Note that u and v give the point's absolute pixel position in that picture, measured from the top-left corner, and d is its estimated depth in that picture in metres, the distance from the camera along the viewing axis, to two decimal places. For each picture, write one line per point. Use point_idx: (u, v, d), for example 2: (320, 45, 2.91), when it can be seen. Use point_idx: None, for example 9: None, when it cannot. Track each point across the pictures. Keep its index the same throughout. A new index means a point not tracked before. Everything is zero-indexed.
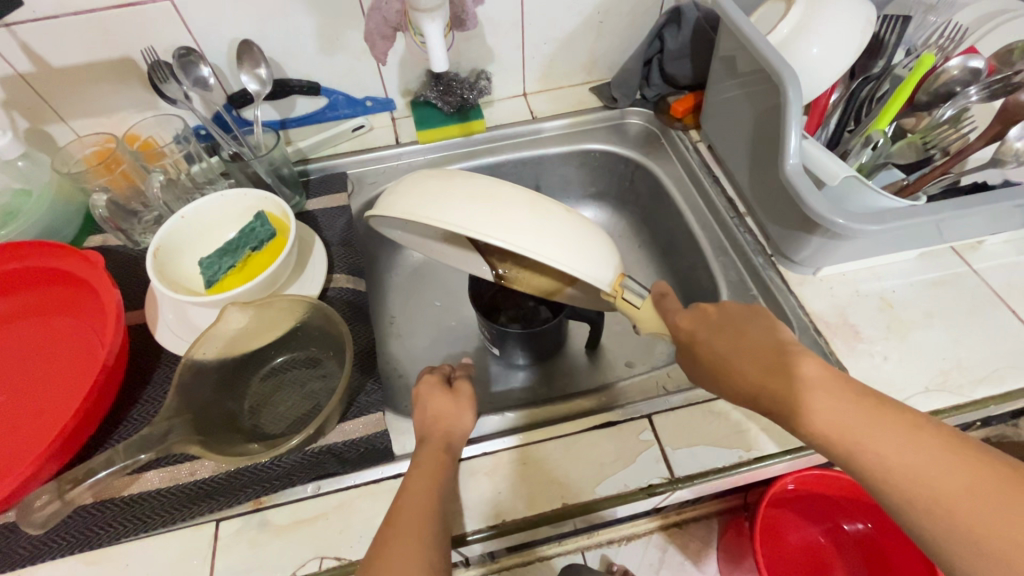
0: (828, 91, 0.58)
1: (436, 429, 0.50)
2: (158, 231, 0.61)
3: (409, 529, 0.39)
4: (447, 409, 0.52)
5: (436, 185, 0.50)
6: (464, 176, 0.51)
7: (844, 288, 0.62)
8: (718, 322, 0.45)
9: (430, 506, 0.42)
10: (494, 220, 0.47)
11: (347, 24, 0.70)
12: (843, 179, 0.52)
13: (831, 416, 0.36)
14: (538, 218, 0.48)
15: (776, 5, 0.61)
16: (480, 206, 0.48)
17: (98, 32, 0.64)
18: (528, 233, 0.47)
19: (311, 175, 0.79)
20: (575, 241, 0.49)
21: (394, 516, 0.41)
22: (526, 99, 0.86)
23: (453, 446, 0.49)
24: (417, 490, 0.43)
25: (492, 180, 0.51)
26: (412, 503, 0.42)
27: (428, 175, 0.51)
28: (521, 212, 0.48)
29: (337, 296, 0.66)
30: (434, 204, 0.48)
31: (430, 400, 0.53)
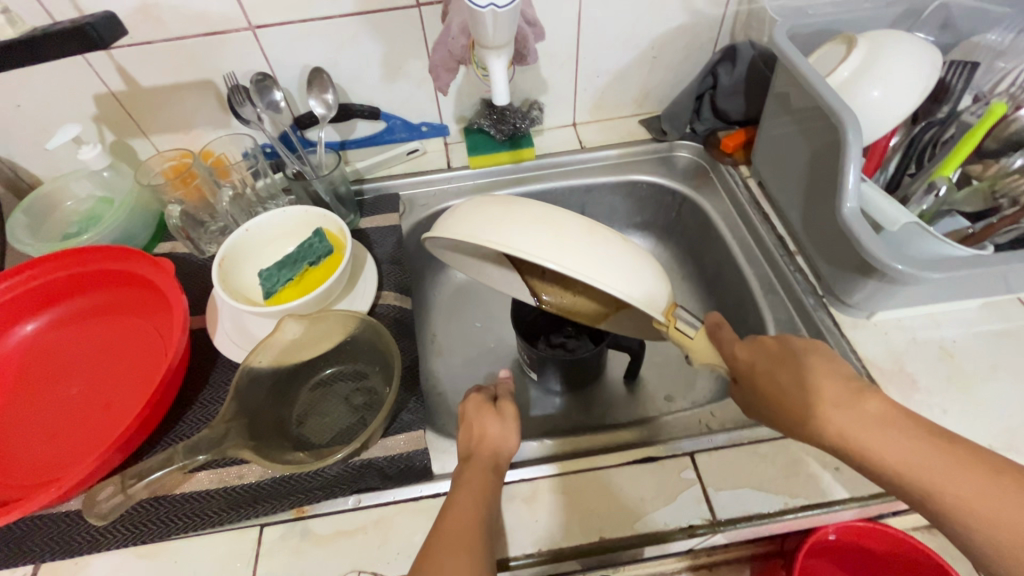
0: (888, 133, 0.58)
1: (482, 449, 0.50)
2: (225, 242, 0.65)
3: (455, 546, 0.39)
4: (495, 429, 0.52)
5: (496, 209, 0.51)
6: (522, 203, 0.52)
7: (901, 334, 0.60)
8: (774, 354, 0.46)
9: (476, 524, 0.42)
10: (552, 247, 0.48)
11: (410, 54, 0.74)
12: (903, 225, 0.51)
13: (900, 455, 0.36)
14: (595, 245, 0.49)
15: (836, 45, 0.61)
16: (539, 232, 0.49)
17: (185, 56, 0.69)
18: (584, 259, 0.48)
19: (365, 195, 0.82)
20: (631, 270, 0.49)
21: (440, 530, 0.41)
22: (575, 128, 0.88)
23: (499, 465, 0.50)
24: (462, 508, 0.44)
25: (550, 207, 0.52)
26: (457, 512, 0.43)
27: (486, 201, 0.53)
28: (579, 240, 0.49)
29: (385, 313, 0.69)
30: (494, 229, 0.50)
31: (482, 417, 0.53)
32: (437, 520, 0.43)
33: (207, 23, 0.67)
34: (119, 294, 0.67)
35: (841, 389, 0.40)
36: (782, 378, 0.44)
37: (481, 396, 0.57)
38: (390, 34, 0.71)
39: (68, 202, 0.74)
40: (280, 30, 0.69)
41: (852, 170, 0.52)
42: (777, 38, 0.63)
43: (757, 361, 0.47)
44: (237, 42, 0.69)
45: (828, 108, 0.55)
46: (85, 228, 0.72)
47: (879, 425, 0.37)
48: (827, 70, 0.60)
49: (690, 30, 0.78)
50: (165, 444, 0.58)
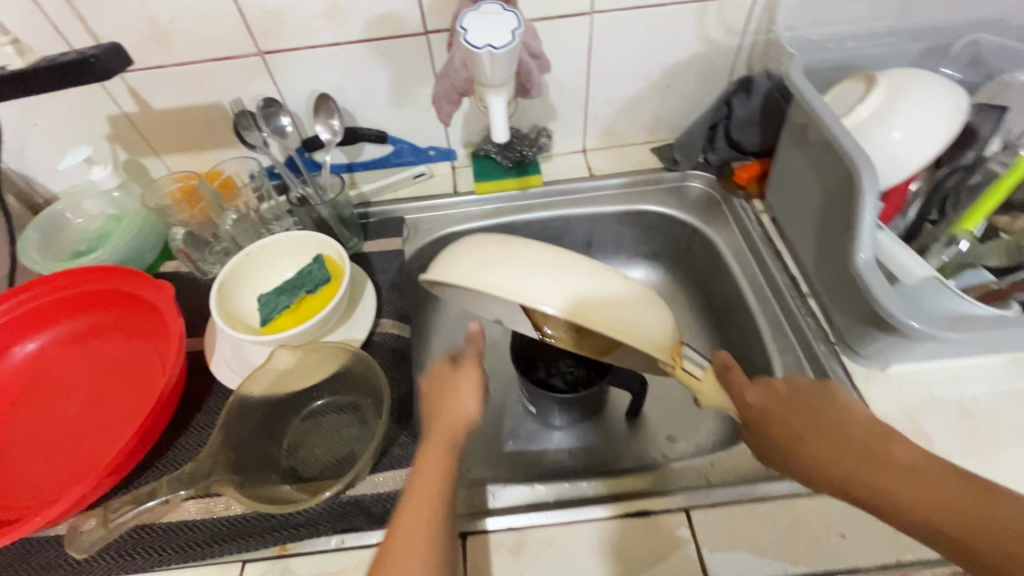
0: (908, 177, 0.54)
1: (441, 421, 0.47)
2: (224, 267, 0.65)
3: (409, 558, 0.39)
4: (461, 403, 0.48)
5: (490, 249, 0.50)
6: (520, 244, 0.51)
7: (917, 389, 0.56)
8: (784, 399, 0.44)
9: (434, 526, 0.41)
10: (551, 291, 0.47)
11: (418, 80, 0.73)
12: (921, 279, 0.48)
13: (936, 500, 0.34)
14: (593, 288, 0.47)
15: (855, 82, 0.58)
16: (537, 275, 0.48)
17: (196, 81, 0.70)
18: (583, 303, 0.46)
19: (370, 218, 0.81)
20: (631, 313, 0.47)
21: (398, 537, 0.40)
22: (584, 155, 0.86)
23: (458, 433, 0.47)
24: (415, 507, 0.42)
25: (548, 246, 0.51)
26: (412, 516, 0.41)
27: (483, 242, 0.52)
28: (579, 282, 0.47)
29: (382, 341, 0.68)
30: (491, 272, 0.48)
31: (453, 378, 0.50)
32: (394, 514, 0.42)
33: (217, 48, 0.67)
34: (122, 314, 0.67)
35: (869, 438, 0.39)
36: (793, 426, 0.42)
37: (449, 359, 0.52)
38: (397, 60, 0.71)
39: (77, 220, 0.75)
40: (288, 55, 0.69)
41: (868, 217, 0.50)
42: (791, 73, 0.60)
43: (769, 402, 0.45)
44: (246, 67, 0.70)
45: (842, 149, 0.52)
46: (94, 246, 0.73)
47: (911, 473, 0.35)
48: (845, 108, 0.57)
49: (704, 59, 0.75)
50: (155, 471, 0.57)
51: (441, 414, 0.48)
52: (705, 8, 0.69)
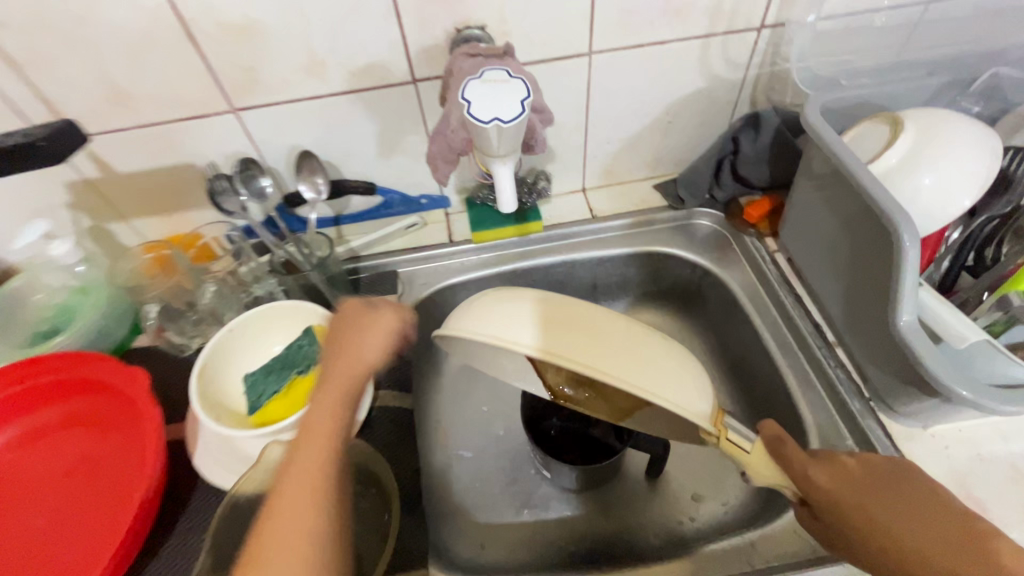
0: (941, 228, 0.51)
1: (340, 364, 0.48)
2: (204, 349, 0.59)
3: (309, 480, 0.40)
4: (371, 344, 0.49)
5: (512, 308, 0.48)
6: (546, 301, 0.49)
7: (964, 449, 0.53)
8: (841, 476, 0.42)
9: (324, 467, 0.41)
10: (584, 349, 0.44)
11: (407, 129, 0.68)
12: (971, 342, 0.45)
13: None
14: (626, 345, 0.45)
15: (877, 124, 0.55)
16: (566, 333, 0.45)
17: (164, 142, 0.64)
18: (610, 358, 0.44)
19: (361, 274, 0.76)
20: (669, 371, 0.44)
21: (299, 464, 0.41)
22: (585, 195, 0.82)
23: (355, 385, 0.47)
24: (315, 432, 0.43)
25: (576, 303, 0.49)
26: (299, 460, 0.41)
27: (506, 298, 0.49)
28: (613, 341, 0.45)
29: (383, 416, 0.63)
30: (518, 328, 0.46)
31: (369, 324, 0.50)
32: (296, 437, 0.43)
33: (186, 107, 0.62)
34: (86, 403, 0.61)
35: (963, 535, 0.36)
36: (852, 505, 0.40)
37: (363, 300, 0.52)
38: (384, 111, 0.66)
39: (36, 296, 0.68)
40: (266, 111, 0.64)
41: (909, 277, 0.46)
42: (807, 114, 0.57)
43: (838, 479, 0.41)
44: (220, 126, 0.64)
45: (873, 200, 0.49)
46: (56, 326, 0.66)
47: None
48: (870, 152, 0.54)
49: (708, 95, 0.72)
50: None
51: (345, 351, 0.48)
52: (709, 43, 0.66)
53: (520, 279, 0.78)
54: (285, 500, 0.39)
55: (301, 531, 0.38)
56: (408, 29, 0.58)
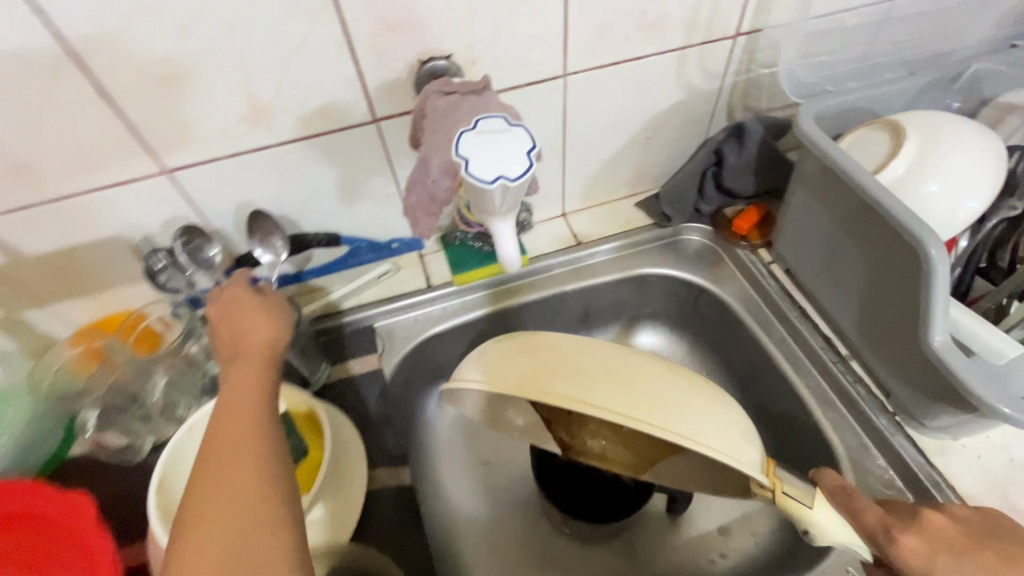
0: (957, 236, 0.49)
1: (245, 338, 0.48)
2: (161, 456, 0.50)
3: (232, 446, 0.38)
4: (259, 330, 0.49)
5: (541, 358, 0.43)
6: (578, 346, 0.44)
7: (996, 456, 0.52)
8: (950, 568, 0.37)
9: (258, 418, 0.41)
10: (625, 401, 0.39)
11: (370, 172, 0.61)
12: (1007, 358, 0.43)
13: None
14: (673, 397, 0.40)
15: (873, 130, 0.53)
16: (604, 383, 0.40)
17: (82, 214, 0.54)
18: (655, 410, 0.39)
19: (333, 335, 0.68)
20: (721, 423, 0.39)
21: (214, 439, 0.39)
22: (566, 219, 0.77)
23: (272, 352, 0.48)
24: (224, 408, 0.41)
25: (611, 349, 0.44)
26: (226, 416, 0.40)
27: (532, 347, 0.44)
28: (657, 391, 0.40)
29: (383, 497, 0.56)
30: (550, 379, 0.41)
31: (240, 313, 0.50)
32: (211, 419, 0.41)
33: (107, 173, 0.52)
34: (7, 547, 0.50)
35: None
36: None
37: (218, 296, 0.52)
38: (344, 155, 0.59)
39: None
40: (205, 169, 0.55)
41: (941, 293, 0.43)
42: (802, 121, 0.54)
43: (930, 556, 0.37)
44: (151, 191, 0.55)
45: (885, 211, 0.46)
46: None
47: None
48: (873, 158, 0.51)
49: (685, 107, 0.69)
50: None
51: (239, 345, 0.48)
52: (685, 55, 0.62)
53: (510, 319, 0.72)
54: (207, 469, 0.36)
55: (238, 484, 0.36)
56: (364, 65, 0.52)
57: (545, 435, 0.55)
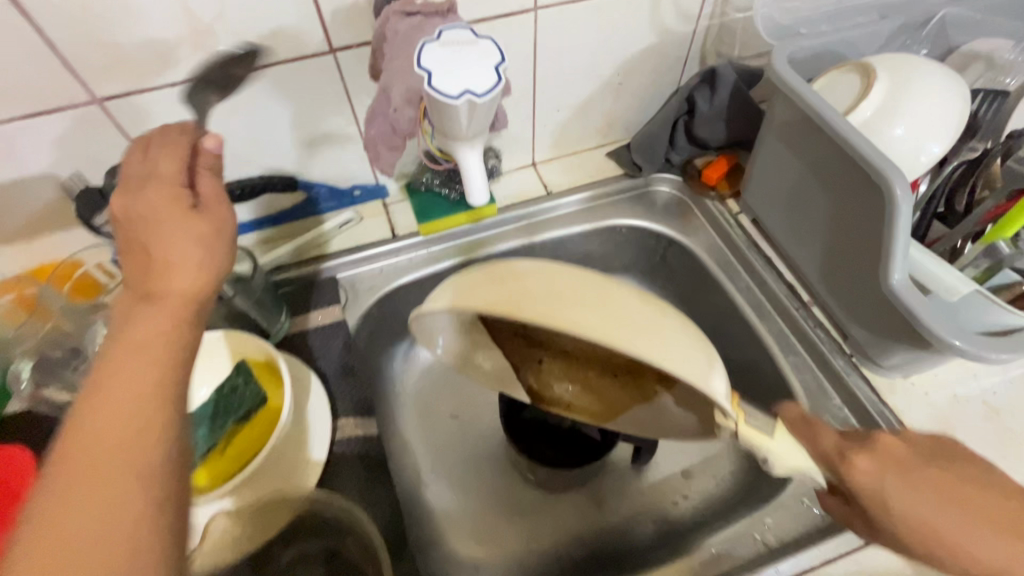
0: (917, 178, 0.50)
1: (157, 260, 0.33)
2: None
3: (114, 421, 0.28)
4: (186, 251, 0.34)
5: (508, 280, 0.37)
6: (550, 268, 0.38)
7: (941, 393, 0.54)
8: (900, 492, 0.34)
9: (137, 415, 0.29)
10: (595, 319, 0.34)
11: (329, 111, 0.58)
12: (962, 295, 0.45)
13: None
14: (650, 324, 0.35)
15: (845, 74, 0.52)
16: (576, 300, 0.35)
17: (3, 146, 0.49)
18: (630, 335, 0.34)
19: (293, 286, 0.65)
20: (697, 358, 0.35)
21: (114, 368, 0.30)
22: (535, 169, 0.75)
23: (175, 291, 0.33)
24: (141, 314, 0.32)
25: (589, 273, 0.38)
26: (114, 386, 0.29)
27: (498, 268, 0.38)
28: (635, 315, 0.35)
29: (346, 451, 0.53)
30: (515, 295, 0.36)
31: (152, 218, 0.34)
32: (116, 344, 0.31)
33: (27, 101, 0.47)
34: None
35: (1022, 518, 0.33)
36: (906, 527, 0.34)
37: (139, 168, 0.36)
38: (298, 90, 0.55)
39: None
40: (143, 100, 0.50)
41: (903, 231, 0.44)
42: (776, 61, 0.53)
43: (882, 478, 0.35)
44: (80, 123, 0.50)
45: (854, 151, 0.46)
46: None
47: None
48: (845, 100, 0.51)
49: (658, 52, 0.67)
50: None
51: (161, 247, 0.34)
52: None
53: None
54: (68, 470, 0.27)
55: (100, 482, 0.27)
56: None
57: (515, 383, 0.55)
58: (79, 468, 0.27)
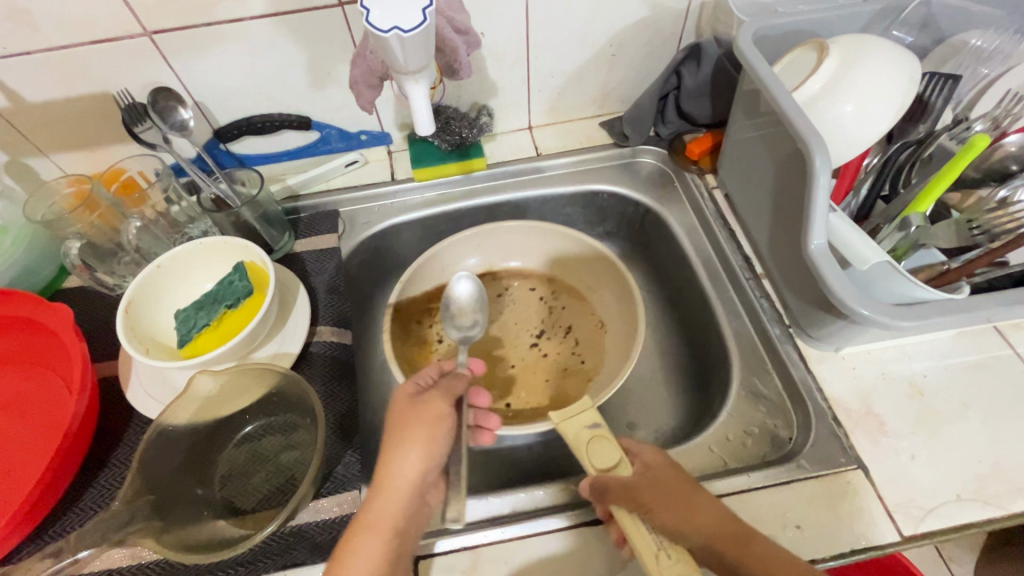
0: (860, 156, 0.52)
1: (427, 404, 0.47)
2: (131, 283, 0.57)
3: (397, 493, 0.43)
4: (414, 454, 0.44)
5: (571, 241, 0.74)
6: (599, 274, 0.72)
7: (869, 368, 0.56)
8: (684, 489, 0.45)
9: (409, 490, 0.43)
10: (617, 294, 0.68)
11: (336, 58, 0.66)
12: (874, 264, 0.47)
13: None
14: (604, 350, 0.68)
15: (805, 52, 0.55)
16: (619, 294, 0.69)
17: (74, 67, 0.60)
18: (619, 343, 0.67)
19: (301, 213, 0.74)
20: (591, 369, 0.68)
21: (385, 454, 0.44)
22: (531, 132, 0.81)
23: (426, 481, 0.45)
24: (401, 449, 0.44)
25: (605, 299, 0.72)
26: (392, 473, 0.43)
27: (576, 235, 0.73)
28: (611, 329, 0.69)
29: (320, 351, 0.62)
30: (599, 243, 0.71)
31: (422, 406, 0.47)
32: (383, 463, 0.44)
33: (93, 28, 0.58)
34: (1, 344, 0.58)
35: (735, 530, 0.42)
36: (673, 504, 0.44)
37: (413, 389, 0.50)
38: (310, 37, 0.63)
39: None
40: (183, 36, 0.60)
41: (822, 200, 0.47)
42: (740, 39, 0.56)
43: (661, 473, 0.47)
44: (132, 50, 0.60)
45: (789, 125, 0.49)
46: None
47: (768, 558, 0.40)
48: (798, 79, 0.54)
49: (651, 25, 0.70)
50: (72, 517, 0.52)
51: (390, 445, 0.45)
52: None
53: (463, 219, 0.78)
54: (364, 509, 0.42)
55: (377, 535, 0.41)
56: None
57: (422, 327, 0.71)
58: (371, 502, 0.42)
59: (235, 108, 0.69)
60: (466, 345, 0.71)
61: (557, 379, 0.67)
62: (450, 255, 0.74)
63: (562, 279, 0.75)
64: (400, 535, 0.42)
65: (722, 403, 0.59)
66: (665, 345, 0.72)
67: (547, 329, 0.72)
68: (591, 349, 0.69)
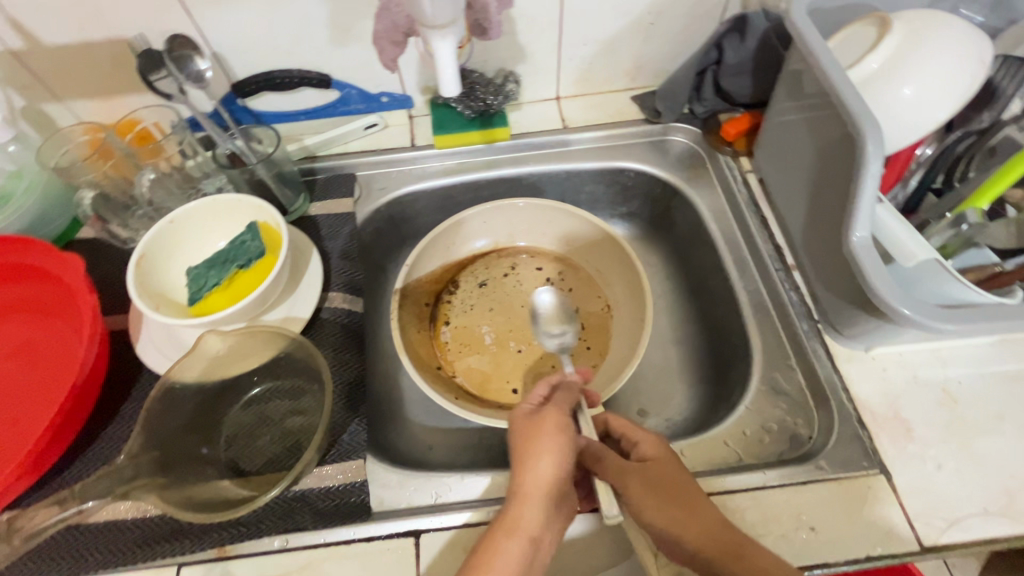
0: (914, 144, 0.49)
1: (550, 412, 0.46)
2: (142, 237, 0.56)
3: (534, 501, 0.42)
4: (545, 462, 0.43)
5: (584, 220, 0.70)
6: (611, 256, 0.69)
7: (901, 371, 0.53)
8: (679, 487, 0.44)
9: (549, 496, 0.42)
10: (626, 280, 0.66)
11: (360, 13, 0.63)
12: (922, 261, 0.44)
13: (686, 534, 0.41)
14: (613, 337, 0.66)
15: (864, 28, 0.50)
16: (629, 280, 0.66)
17: (89, 9, 0.58)
18: (628, 332, 0.65)
19: (317, 175, 0.72)
20: (599, 358, 0.65)
21: (521, 460, 0.43)
22: (558, 103, 0.77)
23: (563, 491, 0.43)
24: (533, 457, 0.43)
25: (615, 283, 0.68)
26: (530, 479, 0.42)
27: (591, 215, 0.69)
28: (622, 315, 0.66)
29: (331, 318, 0.61)
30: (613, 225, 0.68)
31: (539, 418, 0.45)
32: (519, 470, 0.43)
33: None
34: (13, 291, 0.58)
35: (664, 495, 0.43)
36: (664, 502, 0.43)
37: (529, 408, 0.47)
38: None
39: None
40: None
41: (869, 190, 0.44)
42: (793, 10, 0.51)
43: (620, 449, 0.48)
44: None
45: (840, 105, 0.45)
46: None
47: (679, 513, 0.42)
48: (853, 57, 0.50)
49: None
50: (79, 468, 0.52)
51: (523, 454, 0.44)
52: None
53: (482, 190, 0.75)
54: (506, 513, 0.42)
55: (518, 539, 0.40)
56: None
57: (428, 306, 0.69)
58: (513, 505, 0.42)
59: (253, 62, 0.67)
60: (471, 328, 0.68)
61: (564, 366, 0.65)
62: (460, 232, 0.71)
63: (570, 263, 0.72)
64: (537, 541, 0.41)
65: (740, 396, 0.57)
66: (684, 334, 0.70)
67: (552, 314, 0.69)
68: (597, 335, 0.67)
